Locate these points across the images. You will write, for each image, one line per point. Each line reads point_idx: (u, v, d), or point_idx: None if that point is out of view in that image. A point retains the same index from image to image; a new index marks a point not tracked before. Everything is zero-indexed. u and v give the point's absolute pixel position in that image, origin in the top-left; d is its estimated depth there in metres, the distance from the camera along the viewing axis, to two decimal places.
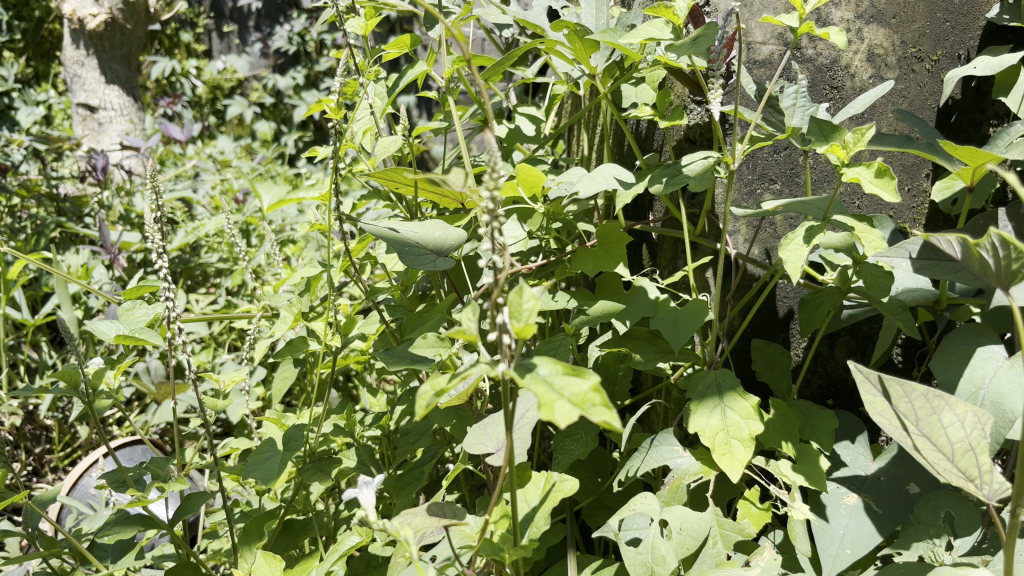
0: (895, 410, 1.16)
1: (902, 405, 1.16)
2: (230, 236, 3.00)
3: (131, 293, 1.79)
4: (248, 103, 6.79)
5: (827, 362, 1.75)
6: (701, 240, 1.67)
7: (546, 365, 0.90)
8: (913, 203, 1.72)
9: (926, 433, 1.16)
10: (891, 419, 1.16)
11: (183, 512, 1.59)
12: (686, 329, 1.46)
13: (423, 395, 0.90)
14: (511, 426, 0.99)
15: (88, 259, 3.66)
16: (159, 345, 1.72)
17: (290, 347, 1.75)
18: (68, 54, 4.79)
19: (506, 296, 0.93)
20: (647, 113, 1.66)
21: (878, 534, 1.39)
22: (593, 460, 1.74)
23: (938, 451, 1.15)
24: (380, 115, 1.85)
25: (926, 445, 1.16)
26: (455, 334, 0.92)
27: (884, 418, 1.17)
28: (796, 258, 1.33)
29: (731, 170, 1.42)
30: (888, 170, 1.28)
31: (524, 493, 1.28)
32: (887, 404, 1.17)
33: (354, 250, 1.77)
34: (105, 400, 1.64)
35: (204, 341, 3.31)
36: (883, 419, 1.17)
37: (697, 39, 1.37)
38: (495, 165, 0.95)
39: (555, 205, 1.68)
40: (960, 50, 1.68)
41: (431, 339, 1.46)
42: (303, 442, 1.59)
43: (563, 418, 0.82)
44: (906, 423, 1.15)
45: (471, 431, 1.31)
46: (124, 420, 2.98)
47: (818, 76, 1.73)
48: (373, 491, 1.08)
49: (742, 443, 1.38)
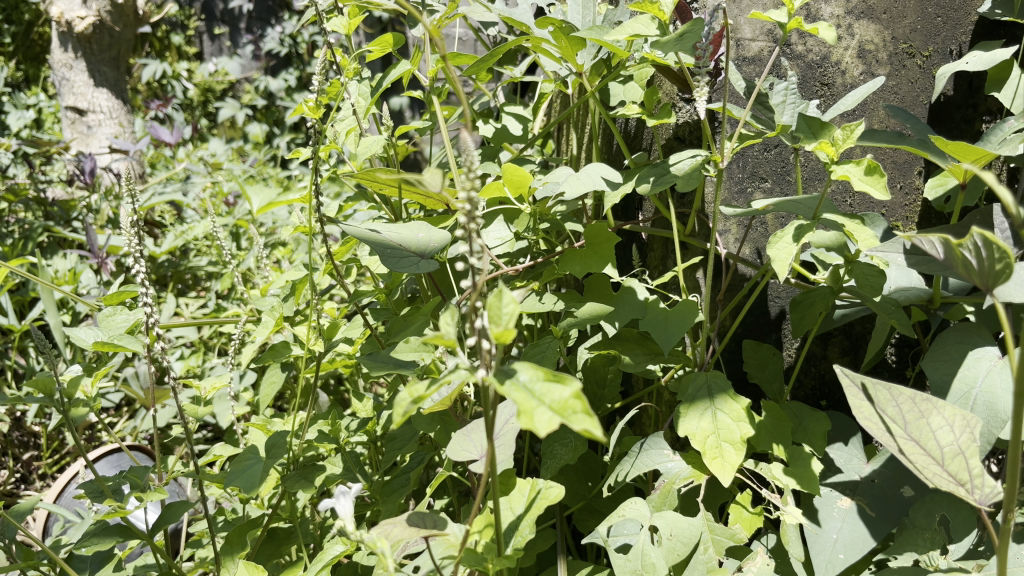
0: (882, 414, 1.13)
1: (890, 408, 1.13)
2: (219, 239, 2.97)
3: (110, 297, 1.75)
4: (240, 105, 6.69)
5: (820, 362, 1.72)
6: (691, 240, 1.64)
7: (526, 371, 0.87)
8: (905, 201, 1.70)
9: (914, 437, 1.13)
10: (878, 423, 1.12)
11: (163, 522, 1.54)
12: (675, 329, 1.43)
13: (400, 402, 0.87)
14: (492, 435, 0.96)
15: (76, 263, 3.61)
16: (140, 352, 1.69)
17: (273, 352, 1.72)
18: (56, 57, 4.73)
19: (486, 299, 0.89)
20: (635, 111, 1.63)
21: (872, 539, 1.36)
22: (582, 465, 1.71)
23: (927, 455, 1.12)
24: (364, 116, 1.81)
25: (914, 450, 1.12)
26: (433, 339, 0.89)
27: (872, 422, 1.12)
28: (785, 257, 1.29)
29: (721, 168, 1.39)
30: (878, 168, 1.25)
31: (508, 500, 1.23)
32: (874, 408, 1.13)
33: (338, 253, 1.74)
34: (83, 408, 1.60)
35: (194, 345, 3.27)
36: (872, 423, 1.12)
37: (683, 35, 1.31)
38: (473, 165, 0.92)
39: (542, 205, 1.64)
40: (953, 46, 1.68)
41: (415, 343, 1.34)
42: (286, 449, 1.56)
43: (543, 427, 0.79)
44: (895, 427, 1.12)
45: (454, 437, 1.27)
46: (112, 426, 2.94)
47: (807, 73, 1.70)
48: (350, 501, 1.06)
49: (733, 446, 1.35)
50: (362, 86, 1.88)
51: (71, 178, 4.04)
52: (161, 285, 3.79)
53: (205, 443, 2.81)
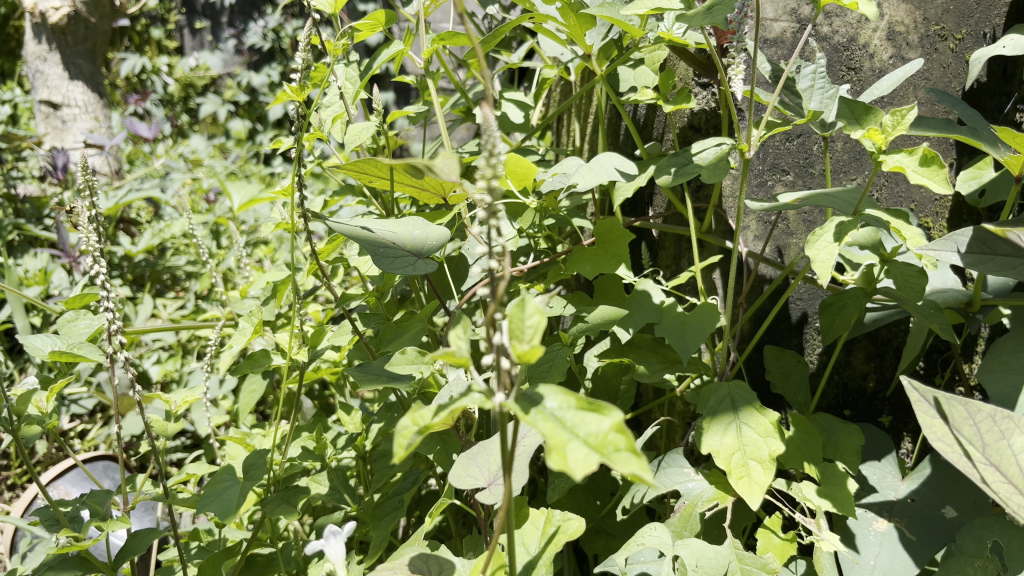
0: (959, 434, 1.04)
1: (967, 428, 1.04)
2: (195, 237, 2.80)
3: (70, 301, 1.59)
4: (222, 101, 6.45)
5: (843, 369, 1.59)
6: (708, 238, 1.50)
7: (554, 396, 0.72)
8: (936, 195, 1.56)
9: (994, 462, 1.03)
10: (955, 445, 1.02)
11: (128, 552, 1.37)
12: (694, 336, 1.30)
13: (403, 431, 0.73)
14: (508, 468, 0.81)
15: (47, 262, 3.41)
16: (101, 363, 1.53)
17: (250, 361, 1.55)
18: (29, 49, 4.48)
19: (504, 309, 0.75)
20: (650, 97, 1.50)
21: (914, 566, 1.25)
22: (591, 482, 1.57)
23: (1010, 483, 1.02)
24: (351, 101, 1.65)
25: (995, 477, 1.02)
26: (441, 357, 0.74)
27: (946, 444, 1.03)
28: (826, 257, 1.16)
29: (748, 159, 1.24)
30: (936, 157, 1.12)
31: (521, 536, 1.11)
32: (947, 426, 1.04)
33: (322, 253, 1.57)
34: (35, 426, 1.42)
35: (172, 349, 3.09)
36: (946, 444, 1.03)
37: (712, 9, 1.17)
38: (495, 149, 0.72)
39: (548, 198, 1.50)
40: (986, 29, 1.55)
41: (411, 354, 1.28)
42: (265, 470, 1.38)
43: (579, 467, 0.65)
44: (974, 448, 1.03)
45: (458, 461, 1.13)
46: (87, 434, 2.76)
47: (834, 56, 1.57)
48: (343, 542, 0.95)
49: (761, 464, 1.22)
50: (349, 70, 1.72)
51: (43, 174, 3.83)
52: (138, 286, 3.60)
53: (184, 451, 2.64)
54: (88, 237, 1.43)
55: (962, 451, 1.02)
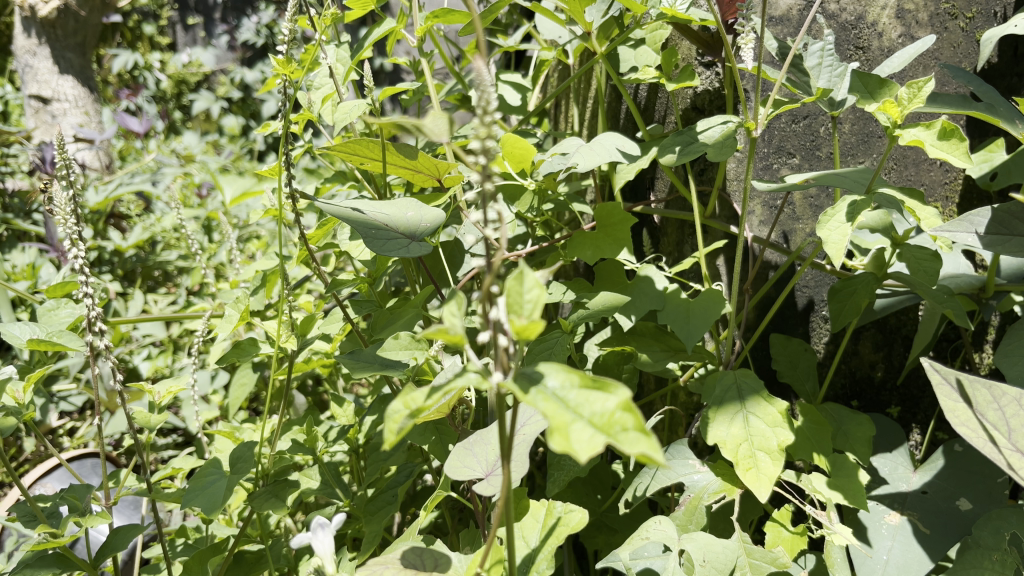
0: (984, 419, 0.99)
1: (991, 412, 1.00)
2: (186, 230, 2.74)
3: (52, 289, 1.56)
4: (214, 98, 6.28)
5: (851, 359, 1.55)
6: (712, 222, 1.45)
7: (556, 374, 0.67)
8: (946, 178, 1.51)
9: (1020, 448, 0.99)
10: (980, 431, 0.99)
11: (109, 549, 1.31)
12: (698, 324, 1.25)
13: (393, 415, 0.68)
14: (507, 455, 0.75)
15: (35, 257, 3.34)
16: (82, 353, 1.46)
17: (238, 351, 1.50)
18: (18, 43, 4.40)
19: (502, 282, 0.70)
20: (652, 76, 1.45)
21: (928, 560, 1.20)
22: (592, 476, 1.53)
23: None
24: (343, 82, 1.60)
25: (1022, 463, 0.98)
26: (435, 334, 0.68)
27: (971, 429, 0.99)
28: (838, 238, 1.12)
29: (755, 137, 1.19)
30: (955, 131, 1.08)
31: (520, 529, 1.06)
32: (972, 411, 0.99)
33: (313, 238, 1.51)
34: (11, 417, 1.37)
35: (163, 345, 3.03)
36: (971, 430, 0.98)
37: None
38: (488, 106, 0.66)
39: (547, 180, 1.45)
40: (998, 7, 1.50)
41: (404, 341, 1.26)
42: (252, 462, 1.33)
43: (584, 449, 0.60)
44: (1000, 434, 0.98)
45: (455, 451, 1.07)
46: (76, 432, 2.70)
47: (841, 35, 1.53)
48: (331, 536, 0.90)
49: (770, 456, 1.17)
50: (341, 50, 1.67)
51: (31, 167, 3.75)
52: (128, 281, 3.54)
53: (176, 448, 2.58)
54: (65, 221, 1.37)
55: (988, 437, 0.97)
